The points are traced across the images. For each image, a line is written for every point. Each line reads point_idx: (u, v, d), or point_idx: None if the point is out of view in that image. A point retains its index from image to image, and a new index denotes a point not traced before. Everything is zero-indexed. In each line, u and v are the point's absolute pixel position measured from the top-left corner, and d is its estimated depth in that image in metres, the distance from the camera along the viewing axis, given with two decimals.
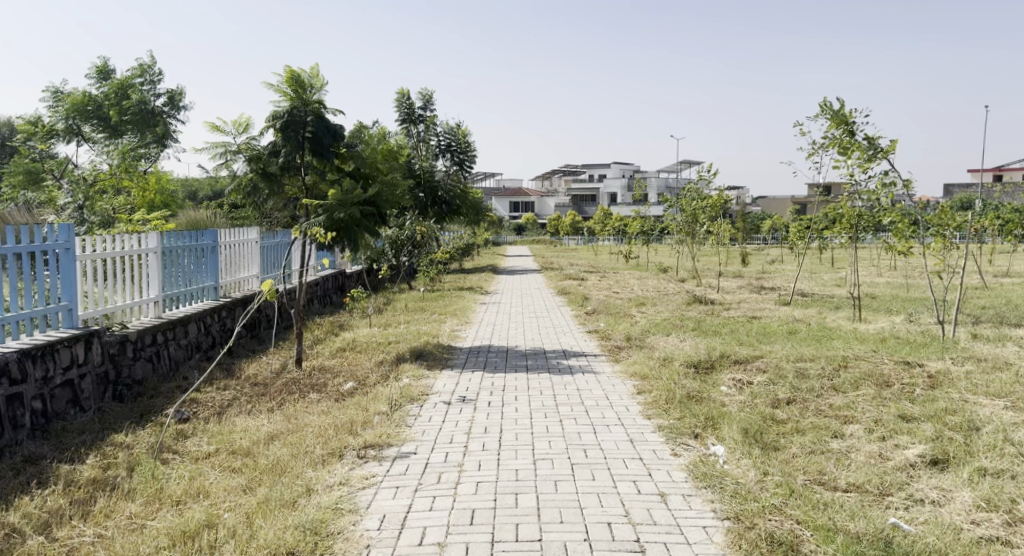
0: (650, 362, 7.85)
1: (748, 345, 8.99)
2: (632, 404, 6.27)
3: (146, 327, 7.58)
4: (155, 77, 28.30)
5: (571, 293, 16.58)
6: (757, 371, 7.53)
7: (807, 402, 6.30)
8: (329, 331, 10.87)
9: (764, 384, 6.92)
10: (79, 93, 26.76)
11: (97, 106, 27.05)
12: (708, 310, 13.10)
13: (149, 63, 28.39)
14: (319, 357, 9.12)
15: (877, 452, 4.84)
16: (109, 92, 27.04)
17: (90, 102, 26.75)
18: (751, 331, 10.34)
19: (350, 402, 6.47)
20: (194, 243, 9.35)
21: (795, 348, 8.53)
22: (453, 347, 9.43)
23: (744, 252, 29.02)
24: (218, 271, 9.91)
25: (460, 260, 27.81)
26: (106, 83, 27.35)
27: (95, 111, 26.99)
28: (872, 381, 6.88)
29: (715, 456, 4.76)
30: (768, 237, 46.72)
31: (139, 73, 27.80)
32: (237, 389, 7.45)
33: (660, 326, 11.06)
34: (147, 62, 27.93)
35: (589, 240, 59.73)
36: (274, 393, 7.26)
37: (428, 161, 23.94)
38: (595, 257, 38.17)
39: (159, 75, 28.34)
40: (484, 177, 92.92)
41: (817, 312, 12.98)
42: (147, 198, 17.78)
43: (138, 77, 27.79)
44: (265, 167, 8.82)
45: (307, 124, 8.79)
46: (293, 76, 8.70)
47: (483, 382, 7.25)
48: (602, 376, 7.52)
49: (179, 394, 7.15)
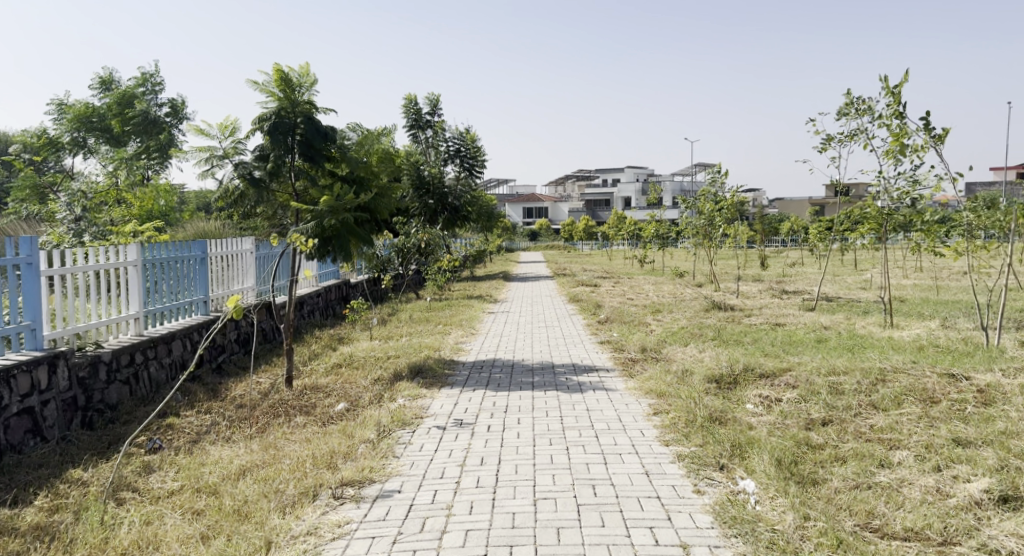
0: (667, 379, 7.21)
1: (774, 357, 8.31)
2: (648, 427, 5.62)
3: (122, 347, 7.02)
4: (156, 85, 27.98)
5: (584, 300, 15.90)
6: (787, 387, 6.84)
7: (844, 423, 5.65)
8: (327, 345, 10.30)
9: (794, 403, 6.27)
10: (82, 103, 26.47)
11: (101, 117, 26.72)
12: (728, 318, 12.41)
13: (150, 72, 28.04)
14: (312, 374, 8.53)
15: (934, 486, 4.16)
16: (111, 102, 26.72)
17: (93, 113, 26.54)
18: (776, 340, 9.63)
19: (336, 429, 5.88)
20: (181, 256, 8.81)
21: (826, 359, 7.84)
22: (455, 362, 8.81)
23: (763, 255, 28.16)
24: (207, 284, 9.35)
25: (470, 266, 27.25)
26: (108, 93, 27.01)
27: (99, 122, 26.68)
28: (914, 398, 6.19)
29: (745, 494, 4.11)
30: (788, 239, 45.76)
31: (141, 83, 27.45)
32: (219, 413, 6.89)
33: (678, 335, 10.37)
34: (149, 72, 27.60)
35: (604, 244, 58.93)
36: (257, 417, 6.70)
37: (438, 166, 23.32)
38: (610, 262, 37.47)
39: (162, 84, 28.09)
40: (496, 185, 92.51)
41: (844, 318, 12.22)
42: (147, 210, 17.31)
43: (139, 86, 27.43)
44: (253, 172, 8.31)
45: (297, 127, 8.25)
46: (281, 75, 8.18)
47: (484, 403, 6.63)
48: (614, 393, 6.86)
49: (155, 420, 6.57)
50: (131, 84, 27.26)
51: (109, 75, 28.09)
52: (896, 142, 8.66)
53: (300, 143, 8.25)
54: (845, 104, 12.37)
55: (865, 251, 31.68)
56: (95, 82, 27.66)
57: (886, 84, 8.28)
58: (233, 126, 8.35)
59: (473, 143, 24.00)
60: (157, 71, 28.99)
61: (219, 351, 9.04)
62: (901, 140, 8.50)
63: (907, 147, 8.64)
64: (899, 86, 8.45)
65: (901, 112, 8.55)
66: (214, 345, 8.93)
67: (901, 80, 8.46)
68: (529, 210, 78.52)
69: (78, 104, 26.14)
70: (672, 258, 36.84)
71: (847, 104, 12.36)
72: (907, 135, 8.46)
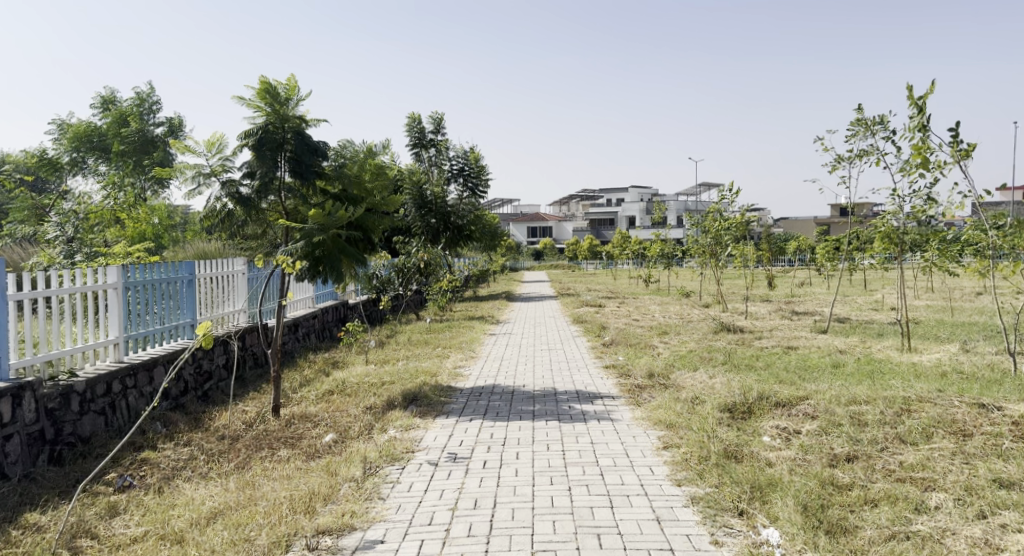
0: (676, 408, 6.79)
1: (789, 383, 7.86)
2: (658, 464, 5.17)
3: (98, 376, 6.60)
4: (155, 105, 27.89)
5: (589, 321, 15.45)
6: (806, 418, 6.39)
7: (871, 459, 5.21)
8: (320, 370, 9.89)
9: (814, 436, 5.84)
10: (82, 122, 26.39)
11: (101, 137, 26.64)
12: (738, 340, 11.97)
13: (148, 92, 27.93)
14: (302, 401, 8.12)
15: (981, 537, 3.73)
16: (109, 122, 26.56)
17: (93, 133, 26.39)
18: (791, 365, 9.17)
19: (320, 465, 5.46)
20: (167, 278, 8.42)
21: (845, 387, 7.40)
22: (453, 388, 8.38)
23: (771, 274, 27.73)
24: (194, 307, 8.94)
25: (473, 286, 26.88)
26: (107, 112, 26.86)
27: (98, 142, 26.52)
28: (944, 431, 5.76)
29: (768, 547, 3.67)
30: (796, 259, 45.27)
31: (139, 102, 27.30)
32: (199, 445, 6.48)
33: (688, 359, 9.92)
34: (146, 92, 27.51)
35: (609, 263, 58.54)
36: (239, 450, 6.29)
37: (441, 185, 23.00)
38: (615, 282, 37.03)
39: (159, 103, 27.99)
40: (500, 204, 92.39)
41: (860, 341, 11.77)
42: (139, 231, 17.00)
43: (138, 106, 27.30)
44: (240, 190, 7.94)
45: (286, 142, 7.90)
46: (268, 89, 7.83)
47: (481, 433, 6.18)
48: (620, 423, 6.42)
49: (129, 454, 6.12)
50: (130, 104, 27.11)
51: (108, 95, 27.95)
52: (917, 156, 8.28)
53: (288, 159, 7.89)
54: (855, 123, 12.10)
55: (875, 271, 31.15)
56: (94, 102, 27.58)
57: (910, 94, 7.95)
58: (219, 142, 7.99)
59: (477, 162, 23.69)
60: (156, 91, 28.84)
61: (206, 377, 8.63)
62: (923, 153, 8.13)
63: (929, 162, 8.27)
64: (922, 98, 8.14)
65: (923, 125, 8.22)
66: (201, 372, 8.53)
67: (924, 92, 8.16)
68: (533, 229, 78.30)
69: (77, 123, 26.08)
70: (678, 278, 36.41)
71: (858, 123, 12.08)
72: (929, 149, 8.12)
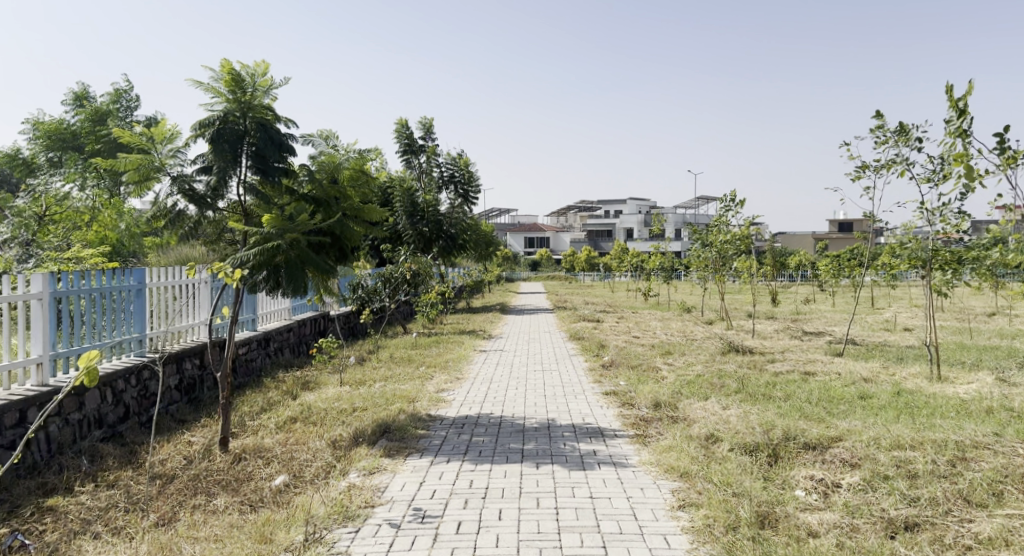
0: (689, 449, 5.81)
1: (817, 420, 6.88)
2: (674, 531, 4.18)
3: (9, 404, 5.61)
4: (131, 103, 27.06)
5: (586, 338, 14.47)
6: (844, 467, 5.41)
7: (934, 527, 4.25)
8: (289, 391, 8.90)
9: (856, 492, 4.87)
10: (55, 120, 25.47)
11: (73, 136, 25.71)
12: (748, 363, 10.99)
13: (124, 88, 27.08)
14: (259, 430, 7.11)
15: None
16: (83, 120, 25.61)
17: (67, 131, 25.45)
18: (814, 395, 8.17)
19: (257, 524, 4.49)
20: (111, 288, 7.41)
21: (884, 427, 6.42)
22: (433, 417, 7.39)
23: (775, 290, 26.77)
24: (144, 320, 7.93)
25: (466, 297, 25.88)
26: (81, 110, 25.90)
27: (72, 140, 25.57)
28: (1018, 490, 4.80)
29: None
30: (795, 275, 44.38)
31: (115, 99, 26.55)
32: (125, 487, 5.50)
33: (696, 386, 8.90)
34: (123, 88, 26.72)
35: (607, 276, 57.56)
36: (168, 497, 5.31)
37: (432, 193, 21.99)
38: (613, 295, 36.12)
39: (135, 101, 27.19)
40: (497, 214, 91.56)
41: (882, 367, 10.78)
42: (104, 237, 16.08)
43: (113, 103, 26.52)
44: (193, 188, 6.92)
45: (248, 135, 6.87)
46: (230, 71, 6.76)
47: (459, 479, 5.18)
48: (624, 468, 5.43)
49: (34, 499, 5.13)
50: (106, 100, 26.33)
51: (82, 90, 26.99)
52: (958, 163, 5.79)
53: (251, 155, 6.88)
54: (880, 130, 11.14)
55: (880, 284, 30.19)
56: (66, 99, 26.63)
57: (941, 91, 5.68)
58: (171, 132, 7.00)
59: (468, 169, 22.71)
60: (133, 88, 27.89)
61: (153, 401, 7.66)
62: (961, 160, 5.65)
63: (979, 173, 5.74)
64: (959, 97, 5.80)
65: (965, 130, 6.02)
66: (145, 395, 7.58)
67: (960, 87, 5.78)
68: (530, 240, 77.50)
69: (50, 121, 25.19)
70: (678, 292, 35.43)
71: (883, 130, 11.13)
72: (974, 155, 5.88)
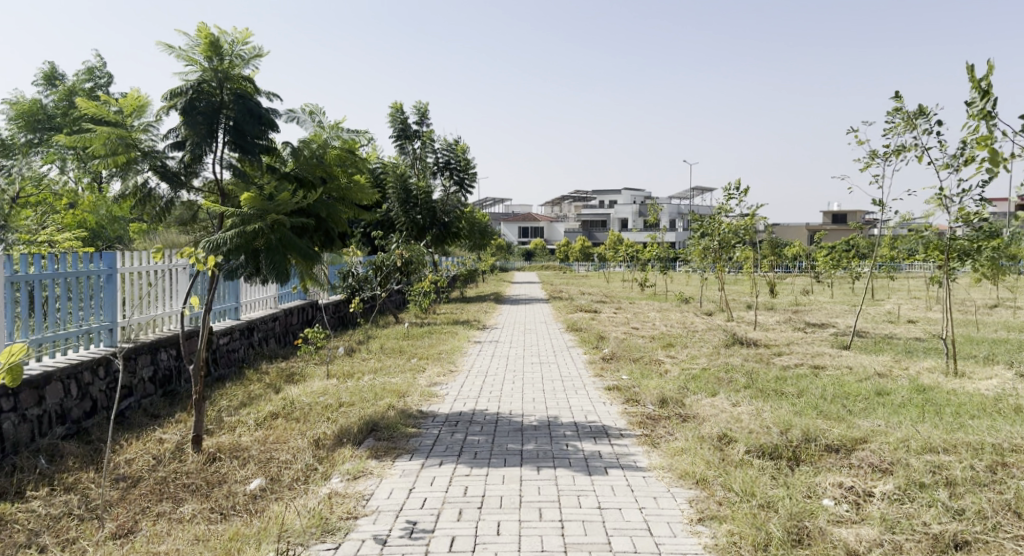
0: (704, 451, 5.33)
1: (837, 419, 6.42)
2: (695, 552, 3.70)
3: None
4: (105, 81, 26.36)
5: (584, 330, 13.98)
6: (874, 473, 4.95)
7: (986, 547, 3.79)
8: (272, 384, 8.40)
9: (892, 503, 4.41)
10: (29, 101, 24.69)
11: (48, 116, 24.97)
12: (755, 356, 10.52)
13: (98, 66, 26.33)
14: (238, 427, 6.60)
15: None
16: (58, 100, 24.90)
17: (41, 112, 24.71)
18: (828, 392, 7.69)
19: (226, 538, 4.01)
20: (80, 272, 6.88)
21: (911, 428, 5.96)
22: (425, 413, 6.90)
23: (773, 280, 26.33)
24: (116, 307, 7.40)
25: (459, 287, 25.35)
26: (55, 90, 25.19)
27: (46, 120, 24.82)
28: None
29: None
30: (791, 266, 43.97)
31: (89, 77, 25.80)
32: (84, 491, 5.00)
33: (702, 381, 8.43)
34: (97, 66, 25.97)
35: (601, 266, 57.00)
36: (131, 503, 4.81)
37: (426, 180, 21.40)
38: (608, 285, 35.62)
39: (110, 79, 26.48)
40: (491, 204, 91.01)
41: (895, 360, 10.33)
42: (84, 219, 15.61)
43: (88, 81, 25.78)
44: (164, 164, 6.38)
45: (225, 107, 6.33)
46: (207, 37, 6.21)
47: (452, 485, 4.68)
48: (633, 473, 4.94)
49: None
50: (79, 78, 25.62)
51: (53, 69, 26.20)
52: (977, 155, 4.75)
53: (228, 128, 6.33)
54: (896, 114, 10.63)
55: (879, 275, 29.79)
56: (38, 79, 25.78)
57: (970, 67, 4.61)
58: (142, 102, 6.42)
59: (463, 155, 22.09)
60: (109, 66, 27.11)
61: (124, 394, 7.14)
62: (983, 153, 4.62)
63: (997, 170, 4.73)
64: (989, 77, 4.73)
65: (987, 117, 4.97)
66: (116, 387, 7.04)
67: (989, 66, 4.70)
68: (524, 230, 76.99)
69: (24, 101, 24.44)
70: (675, 282, 34.97)
71: (899, 113, 10.61)
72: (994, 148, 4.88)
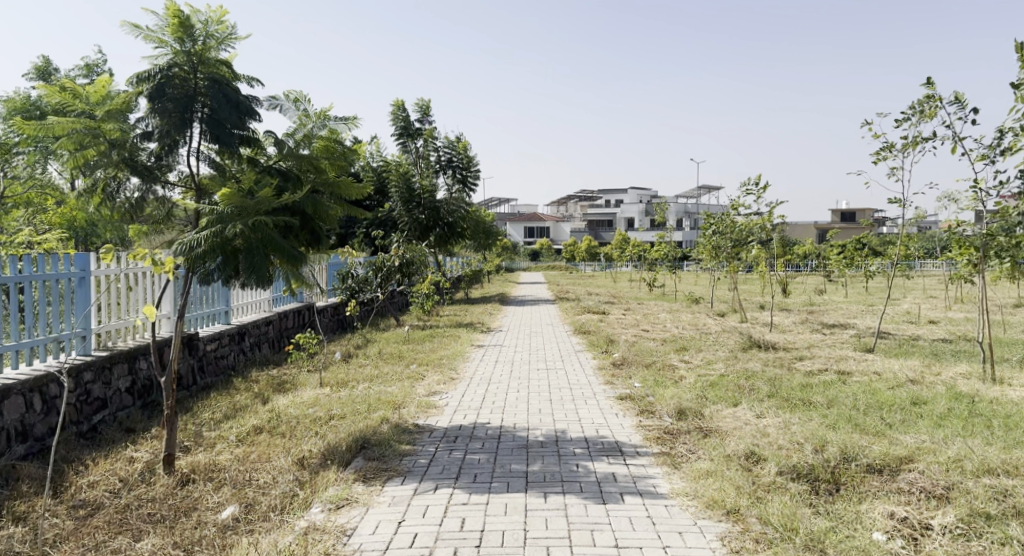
0: (732, 474, 4.73)
1: (876, 434, 5.80)
2: None
3: None
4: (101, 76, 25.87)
5: (593, 333, 13.36)
6: (927, 500, 4.35)
7: None
8: (259, 394, 7.82)
9: (953, 539, 3.82)
10: (20, 97, 24.18)
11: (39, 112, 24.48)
12: (775, 361, 9.89)
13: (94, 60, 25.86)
14: (216, 444, 6.02)
15: None
16: None
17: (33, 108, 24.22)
18: (860, 401, 7.08)
19: None
20: (49, 274, 6.32)
21: (961, 444, 5.34)
22: (421, 428, 6.31)
23: (785, 280, 25.65)
24: (90, 311, 6.85)
25: (463, 287, 24.78)
26: None
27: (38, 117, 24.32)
28: None
29: None
30: (800, 265, 43.16)
31: (85, 72, 25.30)
32: (35, 521, 4.45)
33: (721, 389, 7.82)
34: (92, 62, 25.48)
35: (607, 265, 56.25)
36: (85, 536, 4.26)
37: (429, 178, 20.82)
38: (616, 285, 34.88)
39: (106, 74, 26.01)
40: (496, 203, 90.46)
41: (925, 365, 9.68)
42: (70, 219, 15.17)
43: (83, 76, 25.31)
44: (134, 156, 5.81)
45: (199, 94, 5.78)
46: (178, 17, 5.66)
47: (448, 516, 4.11)
48: (653, 501, 4.36)
49: None
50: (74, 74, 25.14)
51: (46, 64, 25.71)
52: None
53: (204, 118, 5.78)
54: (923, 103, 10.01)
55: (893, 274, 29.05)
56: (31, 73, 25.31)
57: None
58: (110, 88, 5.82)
59: (466, 152, 21.51)
60: (105, 61, 26.62)
61: (96, 406, 6.59)
62: None
63: None
64: None
65: None
66: (88, 399, 6.48)
67: None
68: (529, 229, 76.37)
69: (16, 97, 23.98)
70: (684, 281, 34.29)
71: (927, 102, 9.98)
72: None
